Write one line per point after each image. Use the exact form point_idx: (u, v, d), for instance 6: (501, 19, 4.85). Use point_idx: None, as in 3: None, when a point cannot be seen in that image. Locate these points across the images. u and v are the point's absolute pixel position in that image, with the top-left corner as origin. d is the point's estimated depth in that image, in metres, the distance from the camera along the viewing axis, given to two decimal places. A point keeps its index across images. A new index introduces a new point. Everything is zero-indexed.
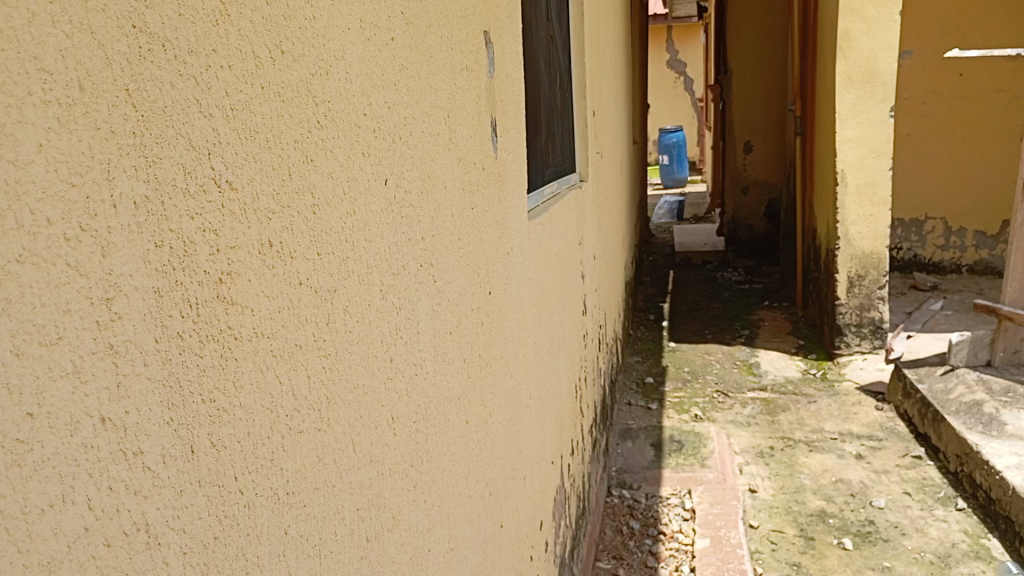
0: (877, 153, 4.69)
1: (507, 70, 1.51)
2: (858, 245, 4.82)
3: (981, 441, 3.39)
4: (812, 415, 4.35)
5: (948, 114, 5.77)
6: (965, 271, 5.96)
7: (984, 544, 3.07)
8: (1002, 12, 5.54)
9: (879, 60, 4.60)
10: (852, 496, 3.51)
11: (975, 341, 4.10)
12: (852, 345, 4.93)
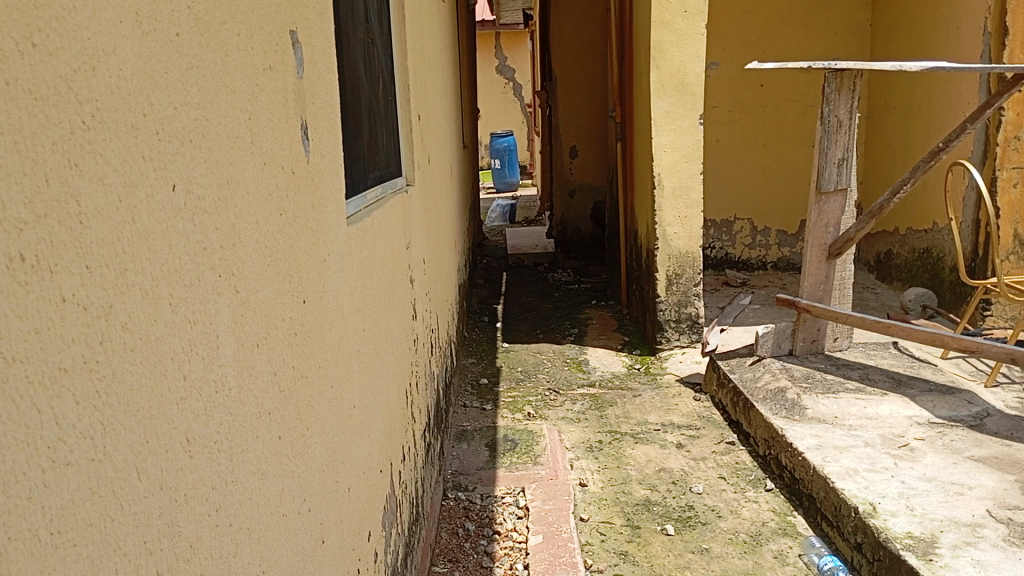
0: (689, 158, 4.97)
1: (319, 70, 1.46)
2: (675, 245, 5.08)
3: (785, 425, 3.66)
4: (637, 408, 4.55)
5: (751, 122, 6.20)
6: (770, 267, 6.46)
7: (790, 520, 3.32)
8: (794, 28, 6.03)
9: (688, 70, 4.87)
10: (673, 484, 3.70)
11: (779, 333, 4.42)
12: (672, 340, 5.21)
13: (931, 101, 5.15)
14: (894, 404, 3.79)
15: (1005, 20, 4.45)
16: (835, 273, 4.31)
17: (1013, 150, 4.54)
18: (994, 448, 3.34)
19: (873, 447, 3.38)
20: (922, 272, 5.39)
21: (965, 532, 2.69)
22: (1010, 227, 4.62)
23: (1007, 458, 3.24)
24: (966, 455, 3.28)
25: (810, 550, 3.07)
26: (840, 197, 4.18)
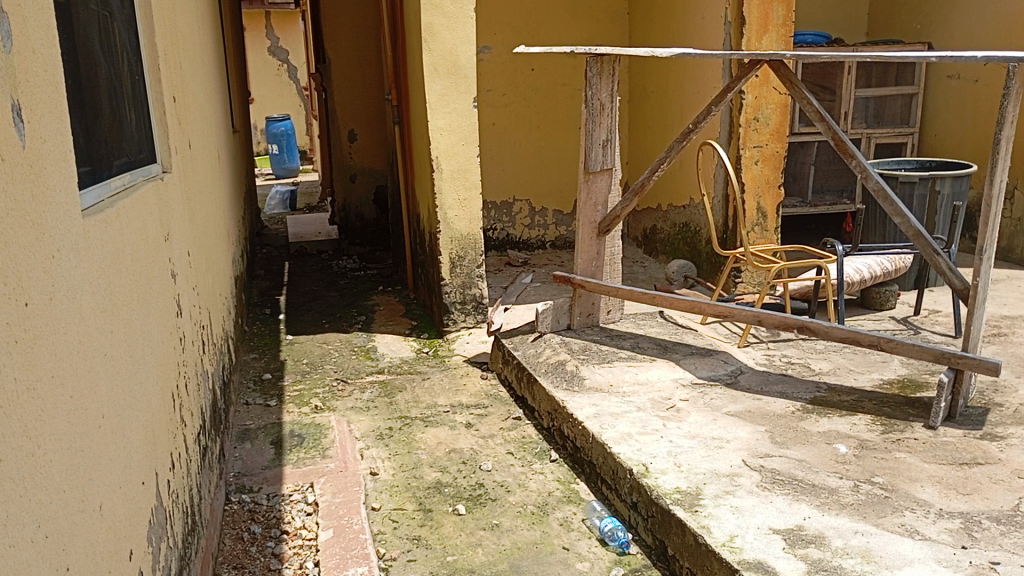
0: (465, 141, 5.01)
1: (34, 43, 1.30)
2: (456, 228, 5.11)
3: (566, 397, 3.81)
4: (426, 391, 4.55)
5: (525, 105, 6.38)
6: (549, 246, 6.71)
7: (573, 487, 3.48)
8: (560, 14, 6.25)
9: (460, 53, 4.90)
10: (463, 463, 3.74)
11: (557, 308, 4.59)
12: (458, 322, 5.26)
13: (683, 86, 5.55)
14: (662, 368, 4.07)
15: (741, 11, 4.88)
16: (605, 249, 4.55)
17: (753, 130, 5.00)
18: (747, 403, 3.67)
19: (645, 411, 3.60)
20: (683, 245, 5.81)
21: (725, 482, 2.94)
22: (753, 201, 5.09)
23: (759, 411, 3.57)
24: (724, 411, 3.59)
25: (592, 513, 3.24)
26: (606, 176, 4.41)
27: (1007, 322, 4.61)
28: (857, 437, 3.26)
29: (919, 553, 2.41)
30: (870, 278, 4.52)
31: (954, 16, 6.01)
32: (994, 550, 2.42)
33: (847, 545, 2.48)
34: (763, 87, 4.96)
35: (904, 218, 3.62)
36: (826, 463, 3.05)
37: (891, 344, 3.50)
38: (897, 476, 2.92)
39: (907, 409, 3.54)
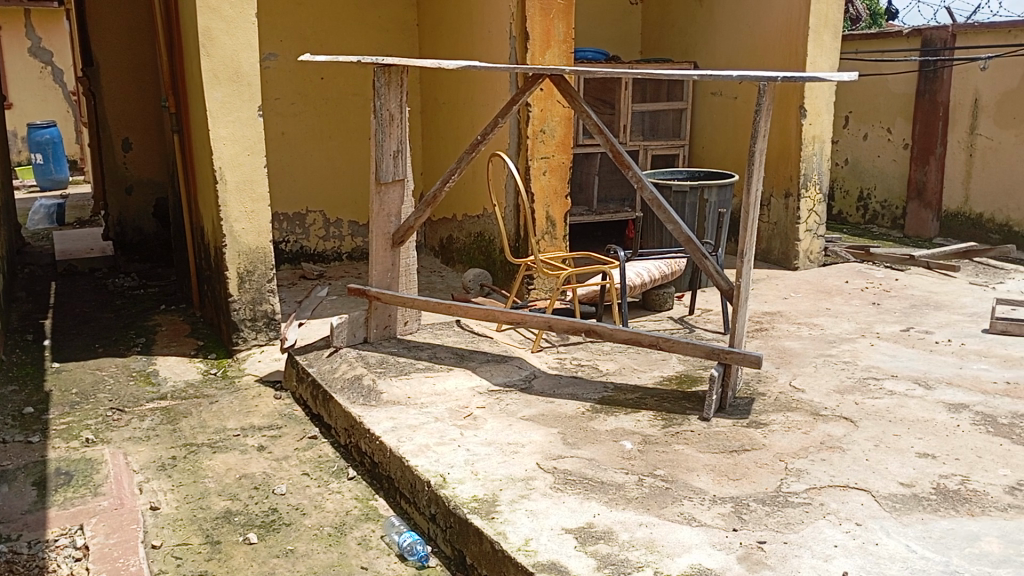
0: (250, 151, 4.79)
1: None
2: (243, 241, 4.86)
3: (363, 412, 3.72)
4: (214, 415, 4.29)
5: (315, 114, 6.21)
6: (345, 258, 6.57)
7: (372, 504, 3.40)
8: (349, 23, 6.16)
9: (241, 60, 4.68)
10: (255, 489, 3.55)
11: (353, 322, 4.48)
12: (249, 340, 5.01)
13: (473, 98, 5.62)
14: (458, 377, 4.08)
15: (525, 26, 5.03)
16: (400, 260, 4.50)
17: (540, 142, 5.16)
18: (541, 407, 3.77)
19: (441, 421, 3.59)
20: (477, 254, 5.89)
21: (520, 486, 2.99)
22: (543, 210, 5.24)
23: (551, 413, 3.68)
24: (519, 416, 3.65)
25: (391, 529, 3.18)
26: (398, 188, 4.37)
27: (767, 318, 5.07)
28: (641, 433, 3.44)
29: (697, 540, 2.57)
30: (650, 282, 4.77)
31: (716, 38, 6.54)
32: (761, 530, 2.62)
33: (633, 537, 2.60)
34: (548, 100, 5.14)
35: (676, 225, 3.87)
36: (613, 460, 3.19)
37: (668, 343, 3.73)
38: (676, 467, 3.10)
39: (685, 403, 3.78)
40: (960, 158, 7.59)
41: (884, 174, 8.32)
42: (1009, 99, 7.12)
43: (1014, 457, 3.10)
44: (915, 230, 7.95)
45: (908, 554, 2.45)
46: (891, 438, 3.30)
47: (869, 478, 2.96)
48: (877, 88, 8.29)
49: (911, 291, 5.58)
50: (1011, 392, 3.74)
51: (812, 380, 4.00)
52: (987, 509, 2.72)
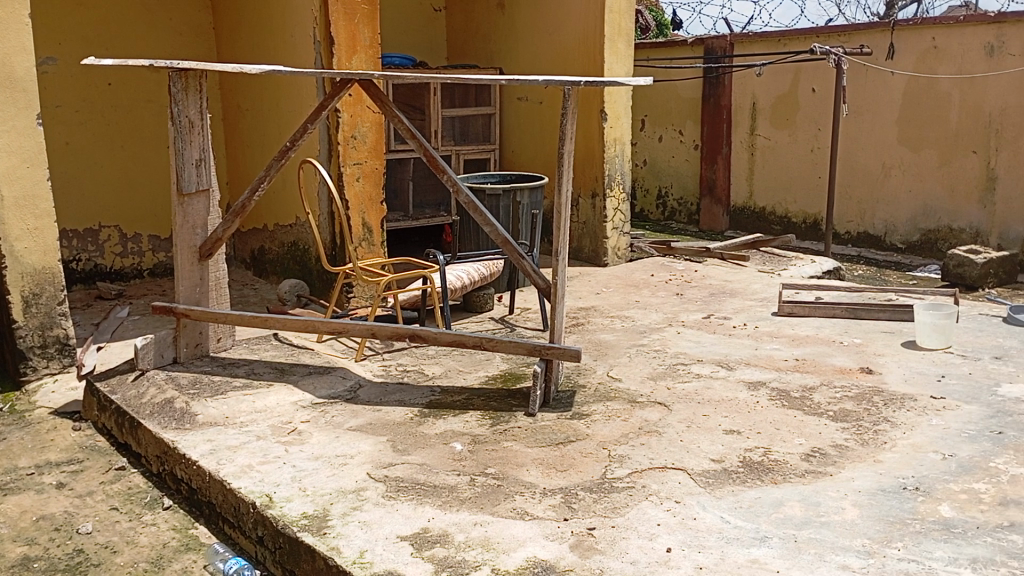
0: (31, 162, 4.38)
1: None
2: (27, 262, 4.42)
3: (176, 437, 3.50)
4: (3, 455, 3.87)
5: (104, 122, 5.77)
6: (146, 275, 6.14)
7: (192, 534, 3.20)
8: (138, 25, 5.78)
9: (14, 63, 4.26)
10: (56, 531, 3.24)
11: (160, 342, 4.20)
12: (39, 369, 4.56)
13: (278, 105, 5.44)
14: (279, 392, 3.93)
15: (330, 31, 4.93)
16: (209, 273, 4.27)
17: (352, 148, 5.09)
18: (368, 416, 3.71)
19: (263, 439, 3.44)
20: (292, 264, 5.71)
21: (351, 498, 2.92)
22: (358, 217, 5.17)
23: (379, 422, 3.63)
24: (346, 427, 3.58)
25: (214, 558, 3.01)
26: (203, 197, 4.16)
27: (582, 313, 5.27)
28: (470, 433, 3.47)
29: (530, 533, 2.63)
30: (470, 284, 4.83)
31: (519, 44, 6.72)
32: (589, 517, 2.72)
33: (468, 538, 2.62)
34: (357, 105, 5.07)
35: (492, 227, 3.93)
36: (444, 462, 3.19)
37: (491, 343, 3.79)
38: (506, 464, 3.15)
39: (510, 401, 3.85)
40: (744, 157, 8.25)
41: (678, 173, 8.89)
42: (782, 102, 7.83)
43: (806, 426, 3.40)
44: (709, 225, 8.57)
45: (723, 525, 2.63)
46: (700, 419, 3.53)
47: (684, 458, 3.15)
48: (668, 92, 8.84)
49: (709, 281, 5.99)
50: (800, 368, 4.11)
51: (628, 369, 4.20)
52: (788, 477, 2.96)
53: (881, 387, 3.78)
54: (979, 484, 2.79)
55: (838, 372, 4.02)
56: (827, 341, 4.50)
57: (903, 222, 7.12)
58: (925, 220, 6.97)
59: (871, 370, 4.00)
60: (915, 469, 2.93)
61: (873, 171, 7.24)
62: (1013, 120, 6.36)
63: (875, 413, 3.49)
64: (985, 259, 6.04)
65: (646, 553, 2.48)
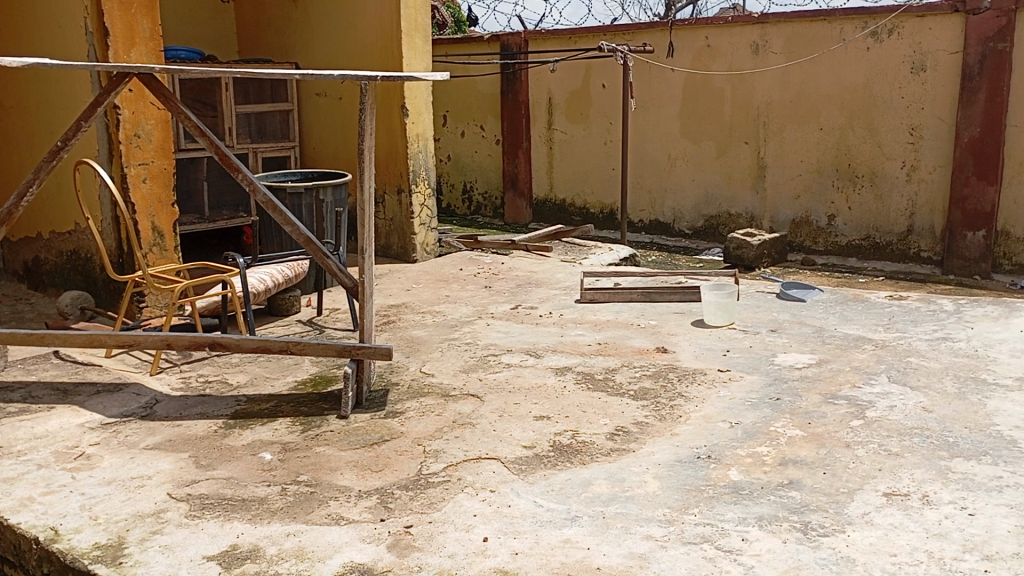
0: None
1: None
2: None
3: None
4: None
5: None
6: None
7: None
8: None
9: None
10: None
11: None
12: None
13: (47, 100, 4.98)
14: (63, 415, 3.60)
15: (103, 22, 4.57)
16: None
17: (135, 147, 4.75)
18: (166, 432, 3.48)
19: (46, 467, 3.15)
20: (73, 274, 5.25)
21: (151, 522, 2.73)
22: (147, 221, 4.84)
23: (179, 438, 3.42)
24: (141, 446, 3.34)
25: None
26: None
27: (393, 310, 5.24)
28: (280, 442, 3.35)
29: (346, 538, 2.58)
30: (274, 286, 4.65)
31: (314, 38, 6.55)
32: (406, 515, 2.71)
33: (281, 550, 2.53)
34: (139, 102, 4.73)
35: (294, 227, 3.81)
36: (253, 474, 3.06)
37: (299, 346, 3.68)
38: (319, 470, 3.07)
39: (321, 404, 3.75)
40: (543, 151, 8.51)
41: (482, 168, 9.04)
42: (575, 97, 8.15)
43: (610, 406, 3.57)
44: (513, 217, 8.80)
45: (536, 509, 2.70)
46: (512, 407, 3.61)
47: (497, 447, 3.21)
48: (467, 88, 8.96)
49: (515, 272, 6.14)
50: (603, 351, 4.31)
51: (440, 364, 4.22)
52: (595, 457, 3.09)
53: (676, 364, 4.05)
54: (761, 447, 3.03)
55: (637, 353, 4.25)
56: (627, 324, 4.75)
57: (689, 209, 7.63)
58: (707, 207, 7.51)
59: (667, 349, 4.27)
60: (707, 439, 3.15)
61: (661, 162, 7.71)
62: (777, 113, 6.97)
63: (671, 389, 3.72)
64: (759, 240, 6.62)
65: (463, 545, 2.51)
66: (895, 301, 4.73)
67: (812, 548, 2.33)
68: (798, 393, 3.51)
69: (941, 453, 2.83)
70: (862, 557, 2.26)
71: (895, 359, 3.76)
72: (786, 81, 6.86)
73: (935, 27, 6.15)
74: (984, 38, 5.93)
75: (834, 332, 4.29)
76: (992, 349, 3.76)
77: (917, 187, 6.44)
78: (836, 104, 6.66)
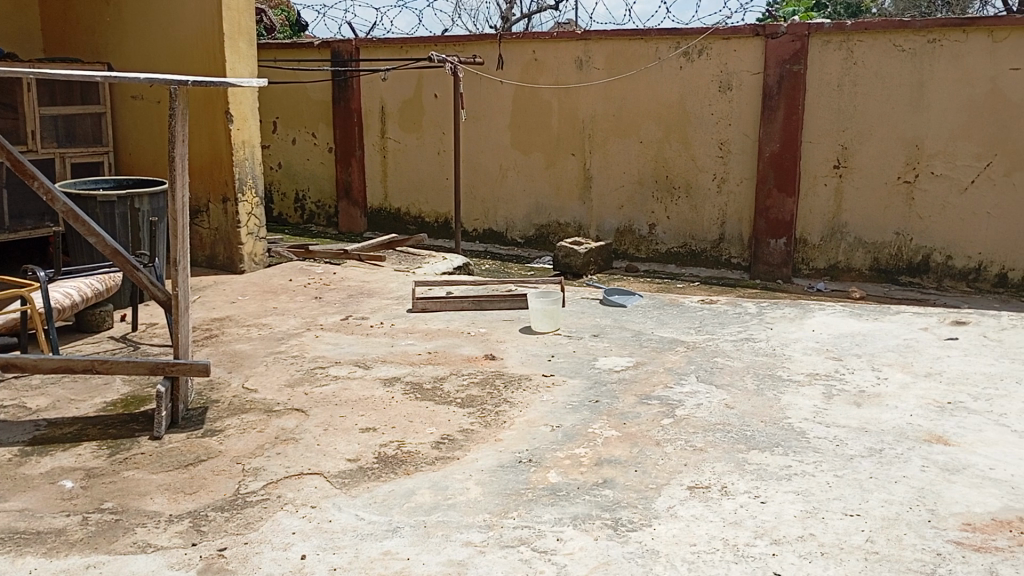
0: None
1: None
2: None
3: None
4: None
5: None
6: None
7: None
8: None
9: None
10: None
11: None
12: None
13: None
14: None
15: None
16: None
17: None
18: None
19: None
20: None
21: None
22: None
23: None
24: None
25: None
26: None
27: (216, 324, 5.03)
28: (83, 467, 3.13)
29: (153, 566, 2.46)
30: (81, 301, 4.35)
31: (129, 38, 6.20)
32: (221, 537, 2.61)
33: None
34: None
35: (99, 238, 3.58)
36: (50, 504, 2.85)
37: (105, 365, 3.46)
38: (127, 495, 2.91)
39: (132, 426, 3.54)
40: (376, 160, 8.46)
41: (314, 176, 8.88)
42: (408, 107, 8.15)
43: (437, 415, 3.59)
44: (347, 227, 8.70)
45: (357, 523, 2.68)
46: (337, 420, 3.55)
47: (320, 462, 3.15)
48: (297, 95, 8.78)
49: (347, 282, 6.05)
50: (432, 360, 4.33)
51: (264, 379, 4.09)
52: (419, 466, 3.10)
53: (502, 371, 4.12)
54: (579, 448, 3.15)
55: (465, 361, 4.30)
56: (457, 333, 4.79)
57: (520, 219, 7.83)
58: (538, 217, 7.73)
59: (494, 356, 4.35)
60: (529, 443, 3.23)
61: (493, 173, 7.87)
62: (600, 126, 7.26)
63: (496, 396, 3.79)
64: (586, 249, 6.88)
65: (279, 565, 2.45)
66: (706, 305, 5.04)
67: (620, 543, 2.44)
68: (615, 395, 3.67)
69: (740, 446, 3.04)
70: (666, 549, 2.39)
71: (703, 360, 4.01)
72: (608, 96, 7.16)
73: (739, 50, 6.60)
74: (781, 61, 6.43)
75: (651, 335, 4.52)
76: (788, 347, 4.08)
77: (726, 199, 6.89)
78: (653, 119, 7.01)
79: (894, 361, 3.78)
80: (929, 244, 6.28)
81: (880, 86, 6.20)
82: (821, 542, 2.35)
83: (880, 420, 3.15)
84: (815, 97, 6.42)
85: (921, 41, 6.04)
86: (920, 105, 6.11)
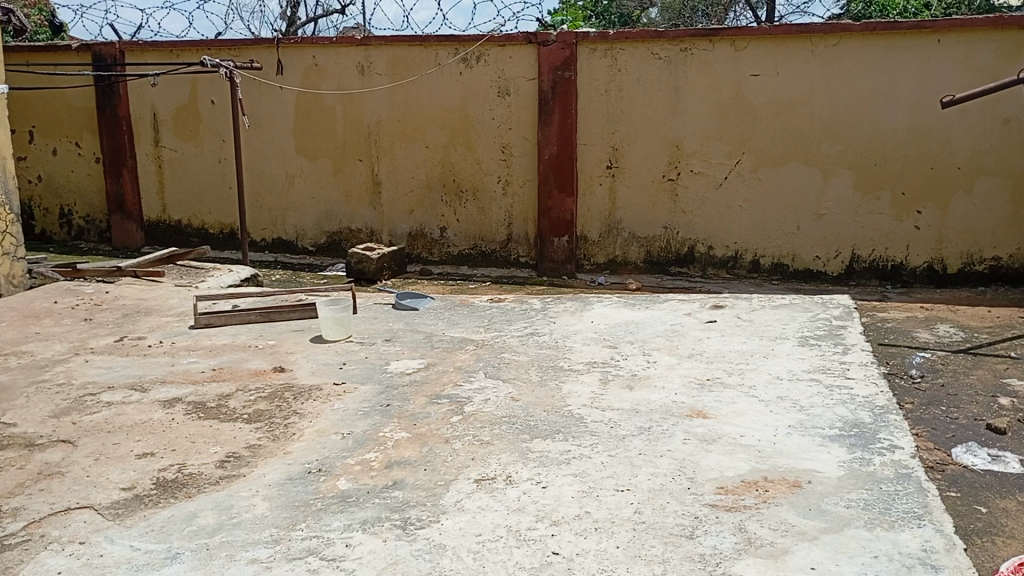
0: None
1: None
2: None
3: None
4: None
5: None
6: None
7: None
8: None
9: None
10: None
11: None
12: None
13: None
14: None
15: None
16: None
17: None
18: None
19: None
20: None
21: None
22: None
23: None
24: None
25: None
26: None
27: None
28: None
29: None
30: None
31: None
32: None
33: None
34: None
35: None
36: None
37: None
38: None
39: None
40: (150, 170, 7.98)
41: (81, 188, 8.23)
42: (182, 114, 7.74)
43: (222, 433, 3.46)
44: (122, 242, 8.15)
45: (132, 554, 2.53)
46: (110, 448, 3.33)
47: (90, 494, 2.95)
48: (56, 101, 8.11)
49: (122, 301, 5.66)
50: (217, 377, 4.15)
51: (24, 411, 3.75)
52: (202, 487, 2.98)
53: (292, 383, 4.03)
54: (369, 453, 3.16)
55: (253, 375, 4.16)
56: (244, 347, 4.63)
57: (311, 227, 7.70)
58: (328, 224, 7.63)
59: (284, 368, 4.24)
60: (319, 453, 3.19)
61: (279, 180, 7.68)
62: (386, 132, 7.28)
63: (286, 408, 3.71)
64: (378, 254, 6.87)
65: None
66: (495, 304, 5.21)
67: (409, 541, 2.48)
68: (406, 397, 3.70)
69: (524, 436, 3.17)
70: (452, 542, 2.45)
71: (491, 357, 4.15)
72: (392, 102, 7.20)
73: (514, 57, 6.86)
74: (554, 67, 6.77)
75: (442, 336, 4.60)
76: (569, 339, 4.31)
77: (512, 200, 7.13)
78: (438, 124, 7.13)
79: (663, 345, 4.09)
80: (693, 236, 6.84)
81: (643, 91, 6.68)
82: (596, 518, 2.51)
83: (649, 401, 3.40)
84: (586, 102, 6.81)
85: (675, 49, 6.56)
86: (678, 108, 6.64)
